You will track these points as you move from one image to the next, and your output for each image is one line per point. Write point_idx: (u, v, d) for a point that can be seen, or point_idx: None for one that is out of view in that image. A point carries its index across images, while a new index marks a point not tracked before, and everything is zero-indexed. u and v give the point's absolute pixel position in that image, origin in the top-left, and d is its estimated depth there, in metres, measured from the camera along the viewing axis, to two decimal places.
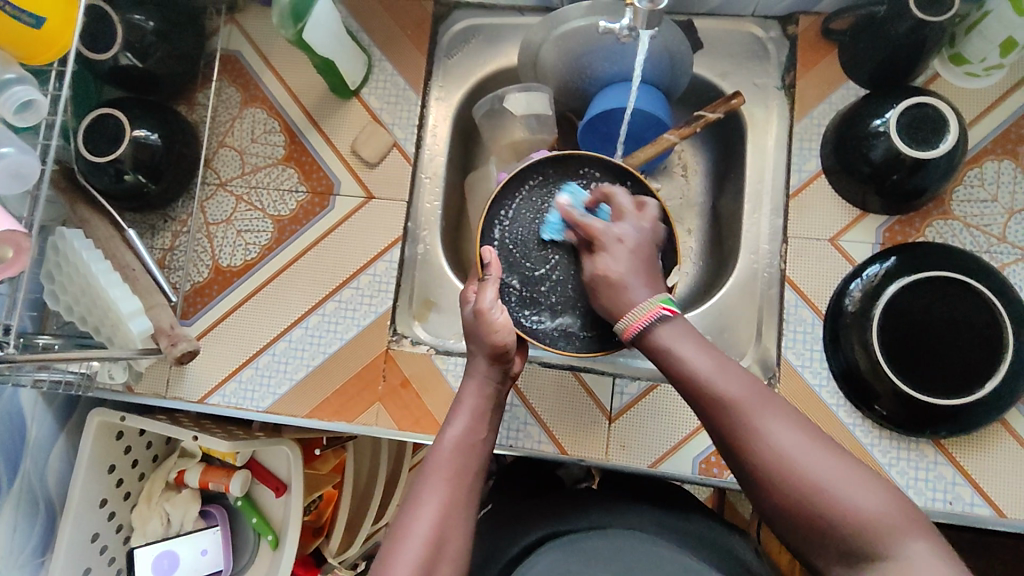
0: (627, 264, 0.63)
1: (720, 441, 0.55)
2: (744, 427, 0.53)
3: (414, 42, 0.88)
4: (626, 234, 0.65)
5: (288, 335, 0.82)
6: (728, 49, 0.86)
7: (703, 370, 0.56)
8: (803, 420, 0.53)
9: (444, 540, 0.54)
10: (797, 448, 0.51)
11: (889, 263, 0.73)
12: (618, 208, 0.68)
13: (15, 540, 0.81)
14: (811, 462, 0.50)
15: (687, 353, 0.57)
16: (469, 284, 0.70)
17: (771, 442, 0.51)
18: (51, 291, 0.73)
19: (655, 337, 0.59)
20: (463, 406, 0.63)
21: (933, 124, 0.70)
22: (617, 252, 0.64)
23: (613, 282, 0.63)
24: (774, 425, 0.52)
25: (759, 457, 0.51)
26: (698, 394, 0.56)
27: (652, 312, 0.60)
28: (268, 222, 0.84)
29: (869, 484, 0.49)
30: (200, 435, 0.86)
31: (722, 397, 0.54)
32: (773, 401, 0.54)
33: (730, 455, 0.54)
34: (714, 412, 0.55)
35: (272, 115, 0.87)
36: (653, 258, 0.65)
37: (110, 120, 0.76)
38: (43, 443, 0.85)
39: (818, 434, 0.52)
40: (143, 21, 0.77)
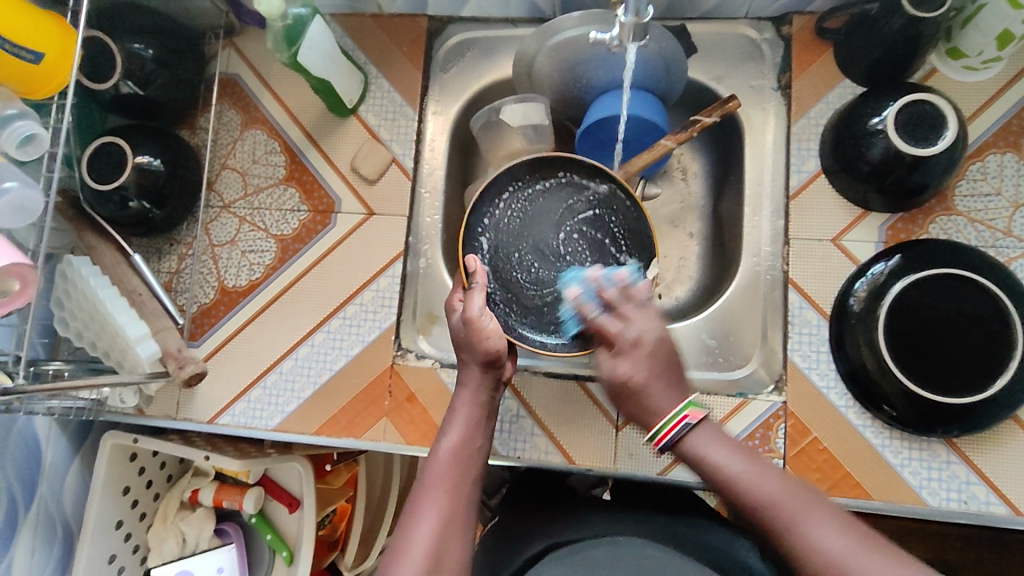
0: (645, 369, 0.63)
1: (771, 548, 0.55)
2: (787, 532, 0.53)
3: (409, 58, 0.89)
4: (642, 338, 0.64)
5: (294, 353, 0.82)
6: (722, 52, 0.86)
7: (740, 477, 0.57)
8: (844, 519, 0.53)
9: (445, 550, 0.55)
10: (843, 548, 0.51)
11: (893, 262, 0.72)
12: (623, 307, 0.66)
13: (34, 564, 0.83)
14: (855, 559, 0.50)
15: (720, 460, 0.59)
16: (455, 292, 0.70)
17: (811, 543, 0.52)
18: (61, 319, 0.75)
19: (689, 446, 0.61)
20: (456, 416, 0.64)
21: (931, 121, 0.69)
22: (635, 359, 0.63)
23: (634, 390, 0.63)
24: (816, 526, 0.52)
25: (805, 563, 0.51)
26: (739, 503, 0.57)
27: (680, 420, 0.61)
28: (271, 241, 0.85)
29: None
30: (211, 454, 0.87)
31: (760, 503, 0.55)
32: (814, 501, 0.55)
33: (783, 561, 0.54)
34: (759, 520, 0.56)
35: (272, 136, 0.88)
36: (673, 357, 0.65)
37: (113, 148, 0.77)
38: (58, 467, 0.86)
39: (864, 531, 0.52)
40: (143, 49, 0.78)
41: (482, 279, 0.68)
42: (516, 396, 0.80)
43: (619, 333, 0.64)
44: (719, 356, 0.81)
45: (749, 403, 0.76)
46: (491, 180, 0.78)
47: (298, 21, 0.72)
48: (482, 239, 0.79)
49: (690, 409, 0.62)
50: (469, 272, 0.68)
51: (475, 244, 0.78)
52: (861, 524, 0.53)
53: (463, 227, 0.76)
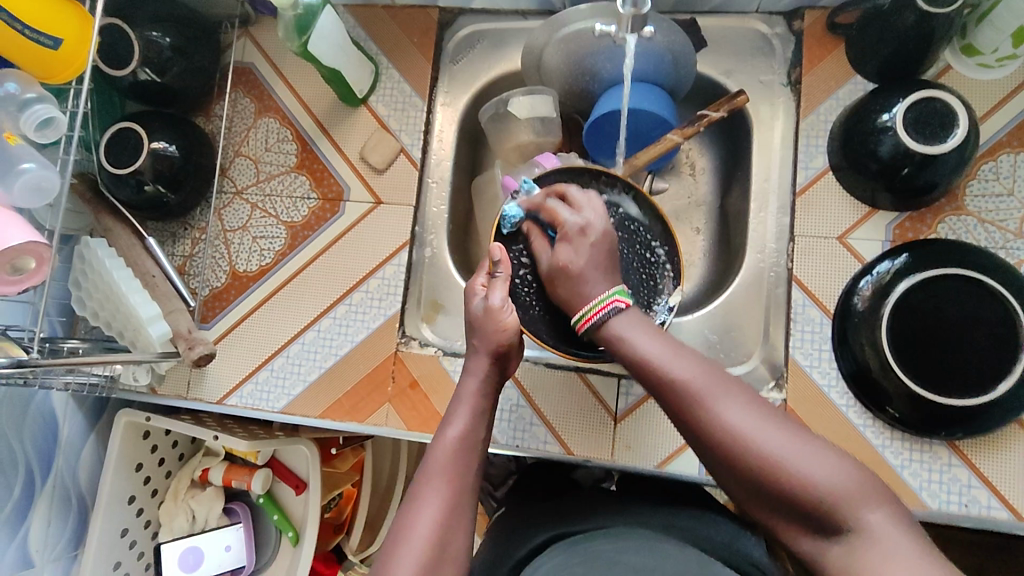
0: (587, 257, 0.63)
1: (680, 424, 0.55)
2: (697, 408, 0.53)
3: (419, 49, 0.90)
4: (590, 225, 0.64)
5: (301, 338, 0.84)
6: (733, 47, 0.85)
7: (657, 357, 0.57)
8: (754, 398, 0.54)
9: (447, 541, 0.55)
10: (752, 423, 0.51)
11: (900, 260, 0.72)
12: (573, 203, 0.67)
13: (50, 535, 0.86)
14: (763, 434, 0.50)
15: (638, 342, 0.58)
16: (478, 276, 0.69)
17: (720, 419, 0.52)
18: (77, 297, 0.77)
19: (609, 330, 0.60)
20: (464, 404, 0.64)
21: (941, 119, 0.68)
22: (579, 244, 0.64)
23: (573, 275, 0.63)
24: (726, 405, 0.52)
25: (712, 437, 0.52)
26: (650, 382, 0.57)
27: (607, 305, 0.61)
28: (281, 228, 0.87)
29: (824, 455, 0.49)
30: (220, 435, 0.89)
31: (674, 381, 0.55)
32: (725, 379, 0.55)
33: (689, 434, 0.54)
34: (668, 397, 0.55)
35: (284, 124, 0.89)
36: (614, 250, 0.65)
37: (131, 134, 0.79)
38: (74, 442, 0.89)
39: (774, 412, 0.53)
40: (160, 37, 0.80)
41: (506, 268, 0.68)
42: (518, 385, 0.81)
43: (572, 221, 0.65)
44: (720, 352, 0.80)
45: None
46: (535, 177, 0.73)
47: (308, 12, 0.73)
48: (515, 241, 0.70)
49: (619, 296, 0.61)
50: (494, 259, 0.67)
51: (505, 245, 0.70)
52: (770, 406, 0.54)
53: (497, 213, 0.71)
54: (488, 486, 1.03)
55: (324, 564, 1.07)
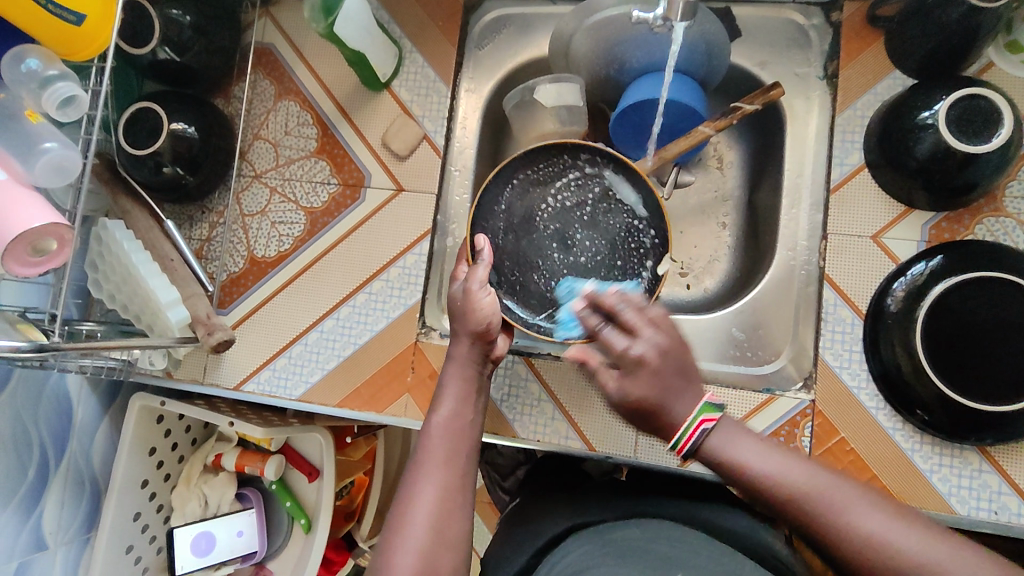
0: (656, 388, 0.55)
1: (810, 540, 0.51)
2: (825, 523, 0.49)
3: (445, 33, 0.87)
4: (648, 355, 0.55)
5: (320, 325, 0.83)
6: (768, 38, 0.83)
7: (769, 474, 0.52)
8: (877, 496, 0.50)
9: (445, 524, 0.55)
10: (886, 530, 0.47)
11: (936, 262, 0.70)
12: (627, 322, 0.57)
13: (63, 517, 0.85)
14: (902, 543, 0.46)
15: (743, 458, 0.53)
16: (460, 263, 0.72)
17: (854, 532, 0.48)
18: (94, 280, 0.75)
19: (708, 450, 0.54)
20: (448, 389, 0.64)
21: (984, 117, 0.66)
22: (643, 375, 0.55)
23: (646, 407, 0.55)
24: (855, 513, 0.48)
25: (850, 554, 0.48)
26: (769, 503, 0.52)
27: (695, 430, 0.54)
28: (301, 214, 0.86)
29: (967, 554, 0.46)
30: (236, 420, 0.88)
31: (793, 501, 0.50)
32: (840, 482, 0.50)
33: (824, 551, 0.50)
34: (791, 516, 0.51)
35: (304, 108, 0.88)
36: (686, 368, 0.56)
37: (150, 114, 0.78)
38: (88, 426, 0.88)
39: (898, 506, 0.49)
40: (180, 15, 0.77)
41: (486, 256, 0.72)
42: (539, 379, 0.80)
43: (624, 352, 0.56)
44: (749, 351, 0.80)
45: (776, 399, 0.74)
46: (508, 163, 0.78)
47: None
48: (499, 218, 0.79)
49: (706, 412, 0.55)
50: (475, 250, 0.72)
51: (487, 223, 0.79)
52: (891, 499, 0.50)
53: (475, 205, 0.77)
54: (496, 476, 1.02)
55: (334, 551, 1.07)
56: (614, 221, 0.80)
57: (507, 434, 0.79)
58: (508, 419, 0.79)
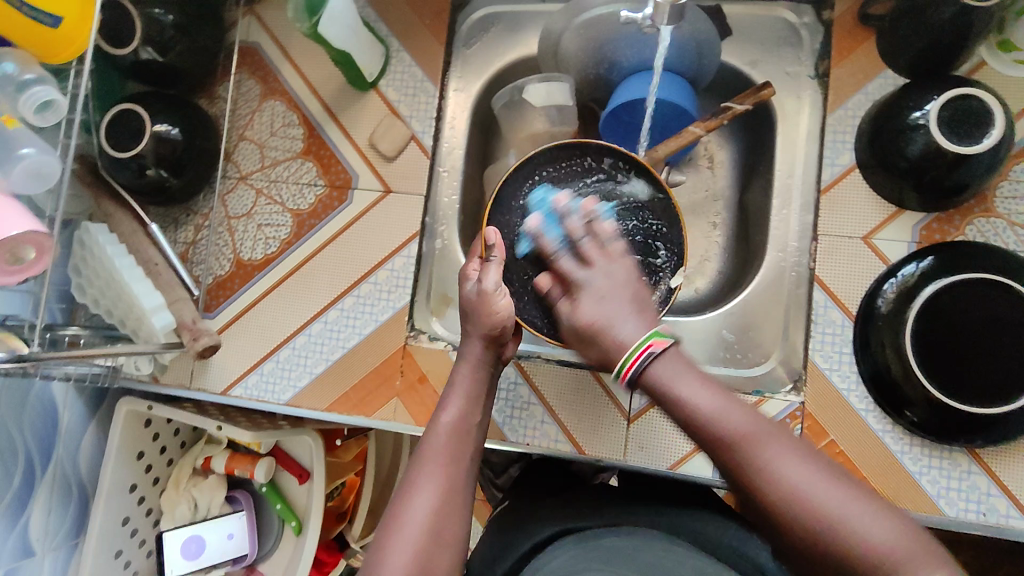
0: (606, 306, 0.60)
1: (731, 482, 0.52)
2: (748, 463, 0.50)
3: (433, 32, 0.86)
4: (599, 279, 0.62)
5: (307, 329, 0.82)
6: (759, 36, 0.83)
7: (705, 409, 0.53)
8: (806, 450, 0.50)
9: (443, 525, 0.54)
10: (804, 479, 0.48)
11: (926, 264, 0.70)
12: (585, 248, 0.65)
13: (51, 522, 0.84)
14: (825, 496, 0.47)
15: (687, 393, 0.54)
16: (471, 260, 0.70)
17: (773, 475, 0.49)
18: (78, 285, 0.74)
19: (652, 376, 0.56)
20: (456, 391, 0.64)
21: (976, 118, 0.66)
22: (594, 294, 0.62)
23: (592, 328, 0.60)
24: (778, 458, 0.49)
25: (764, 495, 0.49)
26: (703, 438, 0.53)
27: (643, 351, 0.56)
28: (287, 216, 0.84)
29: (878, 513, 0.46)
30: (224, 425, 0.88)
31: (727, 438, 0.51)
32: (780, 432, 0.51)
33: (743, 496, 0.51)
34: (717, 451, 0.52)
35: (290, 108, 0.86)
36: (633, 296, 0.62)
37: (132, 116, 0.76)
38: (74, 430, 0.87)
39: (822, 461, 0.50)
40: (162, 15, 0.76)
41: (500, 252, 0.67)
42: (529, 382, 0.79)
43: (580, 275, 0.63)
44: (738, 353, 0.79)
45: (766, 401, 0.74)
46: (524, 159, 0.73)
47: None
48: (515, 213, 0.73)
49: (655, 338, 0.56)
50: (488, 244, 0.67)
51: (501, 219, 0.72)
52: (821, 455, 0.51)
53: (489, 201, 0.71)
54: (488, 474, 1.02)
55: (327, 552, 1.05)
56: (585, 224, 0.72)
57: (497, 438, 0.78)
58: (499, 422, 0.79)
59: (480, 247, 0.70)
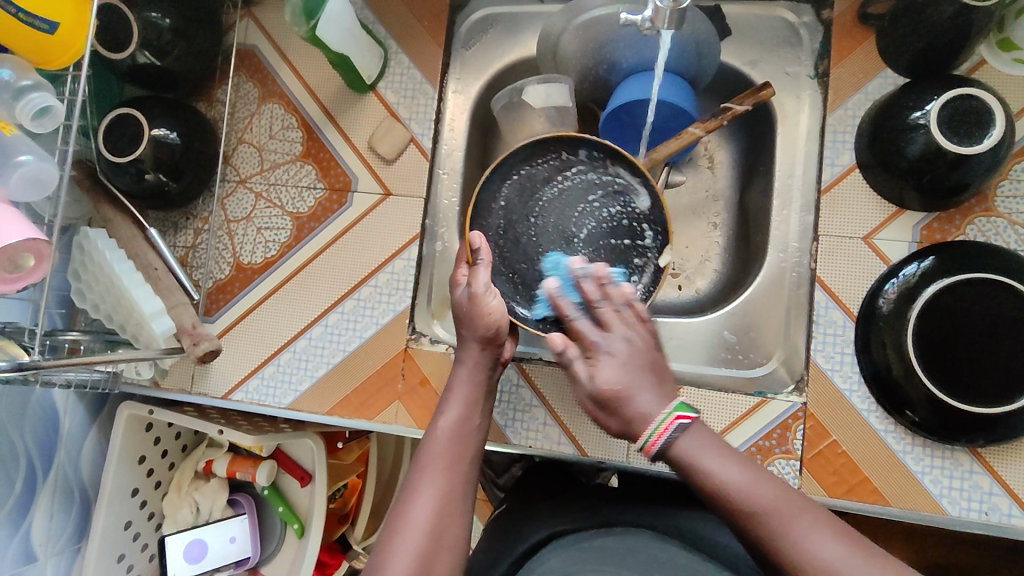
0: (625, 375, 0.57)
1: (764, 557, 0.52)
2: (779, 540, 0.50)
3: (431, 33, 0.86)
4: (618, 346, 0.59)
5: (308, 333, 0.82)
6: (758, 36, 0.83)
7: (734, 487, 0.53)
8: (836, 525, 0.51)
9: (442, 530, 0.54)
10: (838, 558, 0.48)
11: (927, 263, 0.70)
12: (603, 312, 0.62)
13: (53, 527, 0.84)
14: (860, 571, 0.48)
15: (715, 469, 0.54)
16: (458, 266, 0.69)
17: (808, 555, 0.49)
18: (78, 290, 0.74)
19: (679, 452, 0.55)
20: (455, 394, 0.64)
21: (976, 117, 0.65)
22: (614, 362, 0.58)
23: (611, 397, 0.56)
24: (810, 536, 0.50)
25: (799, 574, 0.49)
26: (732, 513, 0.53)
27: (669, 426, 0.54)
28: (287, 219, 0.84)
29: None
30: (225, 429, 0.88)
31: (758, 513, 0.51)
32: (805, 504, 0.52)
33: (776, 571, 0.51)
34: (747, 527, 0.52)
35: (289, 111, 0.86)
36: (656, 366, 0.58)
37: (130, 120, 0.76)
38: (76, 435, 0.87)
39: (852, 536, 0.50)
40: (160, 18, 0.76)
41: (485, 255, 0.67)
42: (530, 384, 0.79)
43: (596, 340, 0.60)
44: (739, 354, 0.79)
45: (768, 402, 0.74)
46: (500, 161, 0.74)
47: None
48: (496, 216, 0.75)
49: (679, 411, 0.55)
50: (474, 249, 0.67)
51: (484, 221, 0.75)
52: (850, 528, 0.51)
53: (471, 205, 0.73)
54: (490, 474, 1.02)
55: (329, 554, 1.06)
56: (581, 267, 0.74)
57: (498, 441, 0.78)
58: (500, 425, 0.79)
59: (464, 254, 0.69)
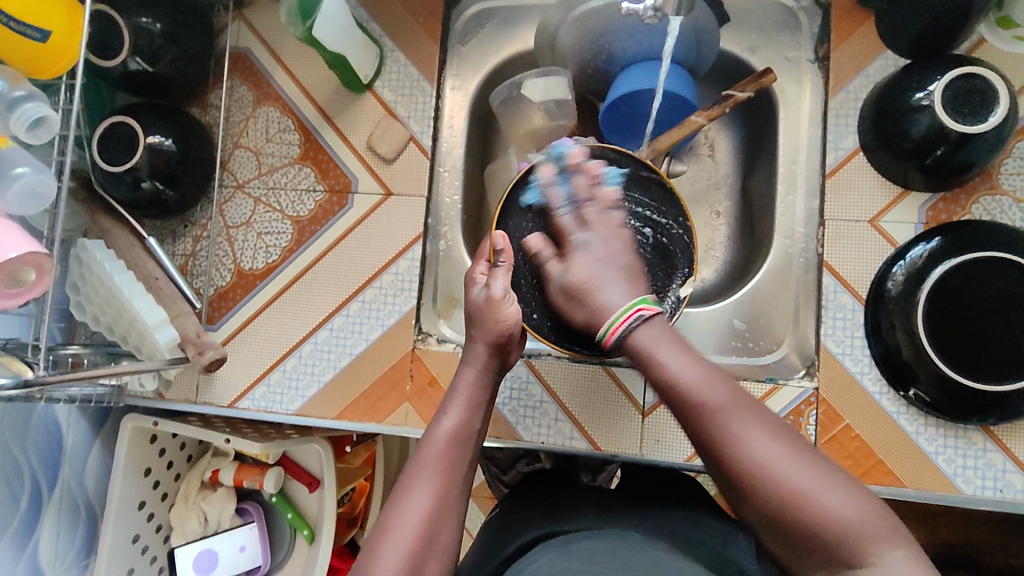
0: (599, 268, 0.62)
1: (703, 451, 0.52)
2: (720, 430, 0.51)
3: (427, 29, 0.84)
4: (594, 244, 0.64)
5: (313, 337, 0.81)
6: (757, 23, 0.82)
7: (682, 376, 0.54)
8: (780, 427, 0.52)
9: (435, 533, 0.54)
10: (774, 452, 0.49)
11: (934, 244, 0.70)
12: (588, 211, 0.66)
13: (60, 545, 0.83)
14: (791, 469, 0.48)
15: (668, 359, 0.55)
16: (478, 263, 0.69)
17: (745, 446, 0.50)
18: (77, 302, 0.73)
19: (636, 343, 0.56)
20: (457, 395, 0.63)
21: (980, 96, 0.66)
22: (585, 258, 0.63)
23: (580, 287, 0.62)
24: (750, 431, 0.50)
25: (734, 463, 0.50)
26: (677, 402, 0.54)
27: (632, 315, 0.58)
28: (287, 223, 0.83)
29: (846, 489, 0.48)
30: (232, 438, 0.87)
31: (702, 405, 0.52)
32: (751, 404, 0.52)
33: (714, 468, 0.52)
34: (691, 417, 0.53)
35: (285, 113, 0.85)
36: (630, 262, 0.64)
37: (124, 129, 0.74)
38: (79, 449, 0.86)
39: (795, 440, 0.51)
40: (150, 23, 0.74)
41: (508, 258, 0.67)
42: (542, 381, 0.78)
43: (576, 238, 0.65)
44: (750, 341, 0.79)
45: (780, 389, 0.74)
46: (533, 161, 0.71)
47: None
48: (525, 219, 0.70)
49: (642, 304, 0.58)
50: (496, 249, 0.67)
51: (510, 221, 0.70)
52: (796, 435, 0.52)
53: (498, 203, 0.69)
54: (495, 471, 1.01)
55: (340, 559, 1.04)
56: (557, 154, 0.69)
57: (511, 439, 0.78)
58: (512, 423, 0.78)
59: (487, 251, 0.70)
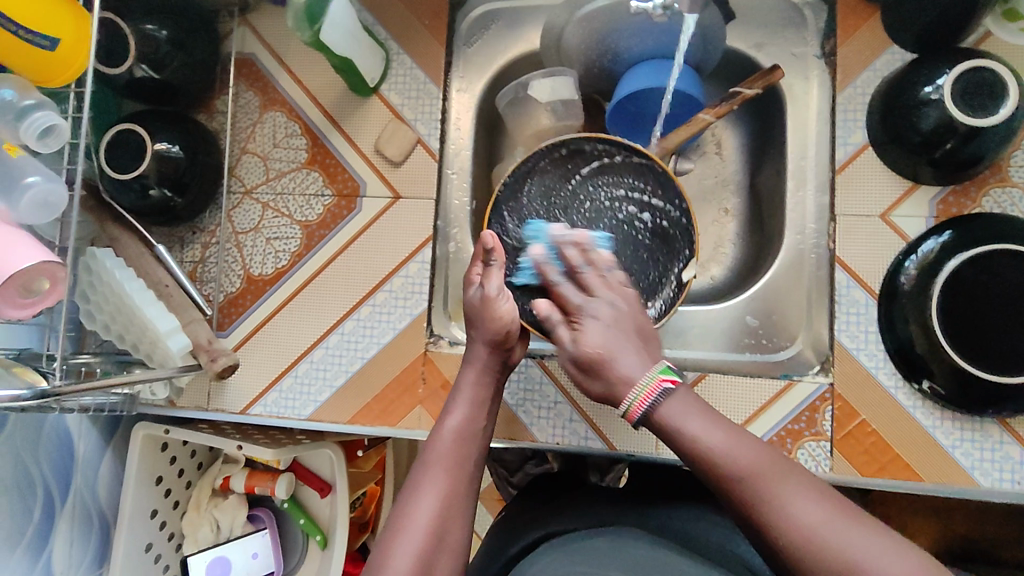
0: (612, 336, 0.58)
1: (748, 526, 0.51)
2: (762, 503, 0.49)
3: (432, 32, 0.84)
4: (602, 311, 0.60)
5: (325, 342, 0.81)
6: (762, 19, 0.83)
7: (714, 449, 0.52)
8: (823, 491, 0.50)
9: (445, 531, 0.54)
10: (822, 519, 0.47)
11: (946, 238, 0.70)
12: (587, 277, 0.63)
13: (73, 555, 0.83)
14: (844, 538, 0.46)
15: (698, 431, 0.53)
16: (474, 264, 0.67)
17: (790, 518, 0.48)
18: (86, 311, 0.71)
19: (662, 415, 0.54)
20: (462, 394, 0.63)
21: (989, 89, 0.66)
22: (594, 327, 0.59)
23: (596, 358, 0.57)
24: (793, 500, 0.49)
25: (782, 538, 0.48)
26: (713, 476, 0.52)
27: (655, 387, 0.54)
28: (296, 227, 0.83)
29: (901, 553, 0.46)
30: (243, 445, 0.86)
31: (740, 479, 0.50)
32: (789, 469, 0.51)
33: (761, 542, 0.50)
34: (729, 490, 0.51)
35: (292, 118, 0.85)
36: (640, 328, 0.60)
37: (132, 137, 0.74)
38: (90, 459, 0.86)
39: (841, 502, 0.49)
40: (156, 30, 0.74)
41: (499, 256, 0.65)
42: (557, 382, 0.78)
43: (582, 305, 0.61)
44: (763, 338, 0.80)
45: (795, 384, 0.74)
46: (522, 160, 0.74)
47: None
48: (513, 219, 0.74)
49: (664, 374, 0.55)
50: (486, 248, 0.65)
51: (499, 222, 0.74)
52: (841, 496, 0.50)
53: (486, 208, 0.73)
54: (504, 473, 1.00)
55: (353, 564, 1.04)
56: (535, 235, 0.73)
57: (525, 440, 0.78)
58: (526, 424, 0.78)
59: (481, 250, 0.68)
